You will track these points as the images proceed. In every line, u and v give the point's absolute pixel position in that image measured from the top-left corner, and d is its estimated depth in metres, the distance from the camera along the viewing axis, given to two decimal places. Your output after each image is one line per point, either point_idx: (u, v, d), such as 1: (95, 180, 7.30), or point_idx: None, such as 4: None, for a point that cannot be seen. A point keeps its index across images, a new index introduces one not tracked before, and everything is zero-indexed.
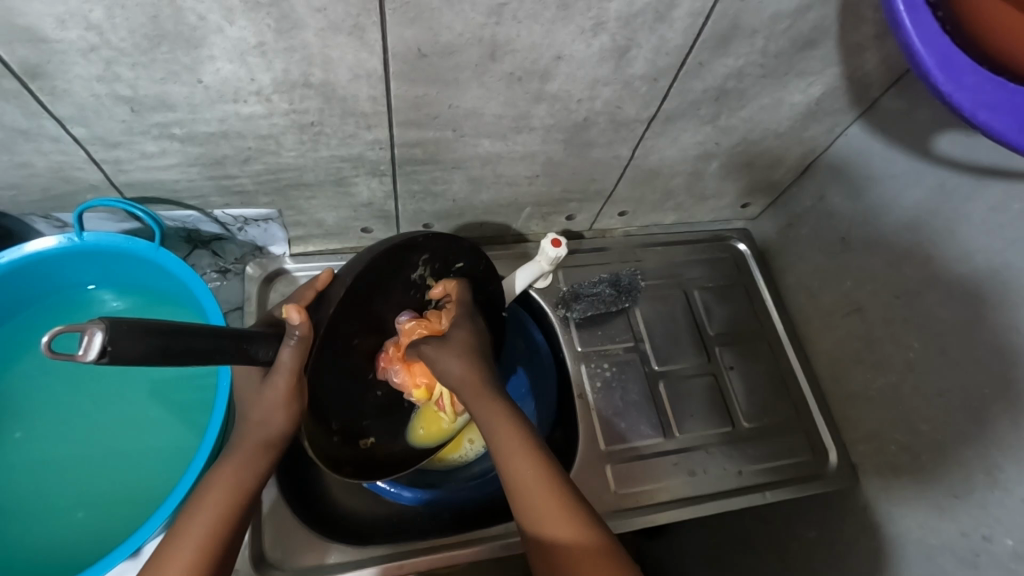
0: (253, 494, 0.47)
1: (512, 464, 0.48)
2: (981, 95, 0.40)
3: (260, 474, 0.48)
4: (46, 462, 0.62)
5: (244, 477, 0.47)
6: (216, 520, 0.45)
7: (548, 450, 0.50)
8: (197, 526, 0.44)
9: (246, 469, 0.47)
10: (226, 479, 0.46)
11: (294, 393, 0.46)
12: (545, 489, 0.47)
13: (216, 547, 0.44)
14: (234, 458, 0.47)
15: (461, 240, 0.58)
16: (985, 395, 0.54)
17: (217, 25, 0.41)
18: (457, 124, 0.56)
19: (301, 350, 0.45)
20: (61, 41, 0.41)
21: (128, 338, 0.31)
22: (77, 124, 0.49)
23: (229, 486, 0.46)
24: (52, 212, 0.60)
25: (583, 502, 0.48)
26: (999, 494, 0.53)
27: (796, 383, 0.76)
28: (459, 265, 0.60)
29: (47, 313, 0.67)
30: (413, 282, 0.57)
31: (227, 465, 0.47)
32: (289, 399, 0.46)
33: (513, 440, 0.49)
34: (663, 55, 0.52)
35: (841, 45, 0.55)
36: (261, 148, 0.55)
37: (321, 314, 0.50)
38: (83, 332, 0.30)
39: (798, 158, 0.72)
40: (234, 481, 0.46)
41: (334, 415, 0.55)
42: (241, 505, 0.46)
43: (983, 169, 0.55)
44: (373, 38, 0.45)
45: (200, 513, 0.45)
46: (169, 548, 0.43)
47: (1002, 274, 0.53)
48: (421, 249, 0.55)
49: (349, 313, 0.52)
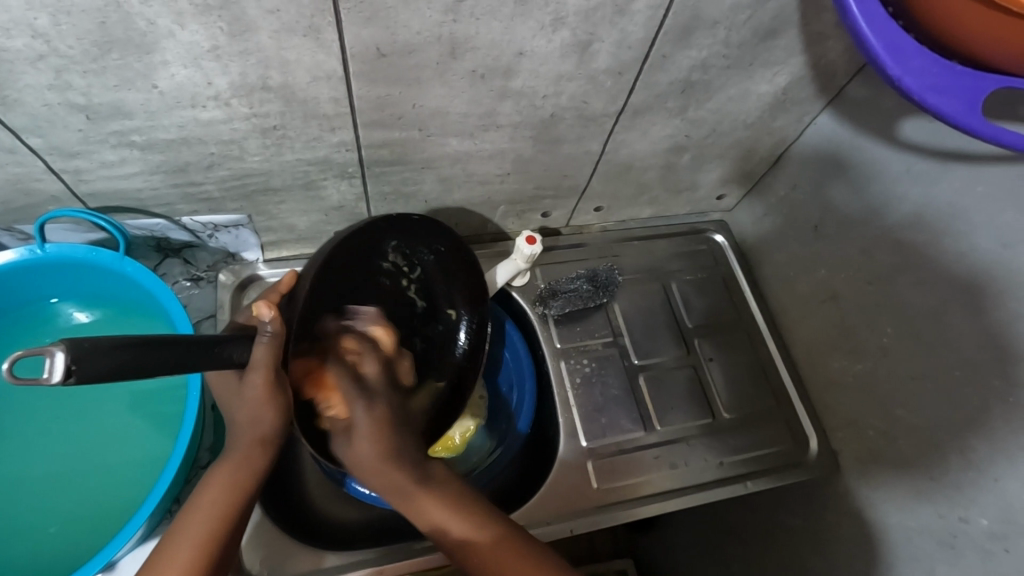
0: (251, 493, 0.46)
1: (459, 536, 0.46)
2: (928, 78, 0.41)
3: (258, 471, 0.46)
4: (14, 478, 0.61)
5: (241, 477, 0.45)
6: (217, 522, 0.44)
7: (480, 504, 0.48)
8: (189, 537, 0.43)
9: (241, 470, 0.45)
10: (220, 485, 0.45)
11: (273, 392, 0.43)
12: (476, 543, 0.46)
13: (211, 560, 0.43)
14: (230, 460, 0.46)
15: (437, 223, 0.63)
16: (957, 377, 0.54)
17: (167, 30, 0.41)
18: (422, 124, 0.56)
19: (276, 348, 0.42)
20: (7, 50, 0.40)
21: (94, 357, 0.30)
22: (32, 135, 0.48)
23: (223, 492, 0.45)
24: (14, 224, 0.59)
25: (530, 544, 0.46)
26: (973, 475, 0.52)
27: (777, 372, 0.76)
28: (439, 248, 0.65)
29: (10, 329, 0.66)
30: (384, 270, 0.62)
31: (221, 468, 0.45)
32: (270, 398, 0.43)
33: (474, 522, 0.47)
34: (625, 49, 0.52)
35: (804, 34, 0.55)
36: (225, 153, 0.54)
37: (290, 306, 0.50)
38: (45, 353, 0.28)
39: (770, 148, 0.73)
40: (228, 480, 0.45)
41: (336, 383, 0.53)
42: (238, 506, 0.45)
43: (947, 153, 0.55)
44: (330, 39, 0.44)
45: (190, 525, 0.43)
46: (164, 550, 0.42)
47: (970, 257, 0.53)
48: (387, 237, 0.61)
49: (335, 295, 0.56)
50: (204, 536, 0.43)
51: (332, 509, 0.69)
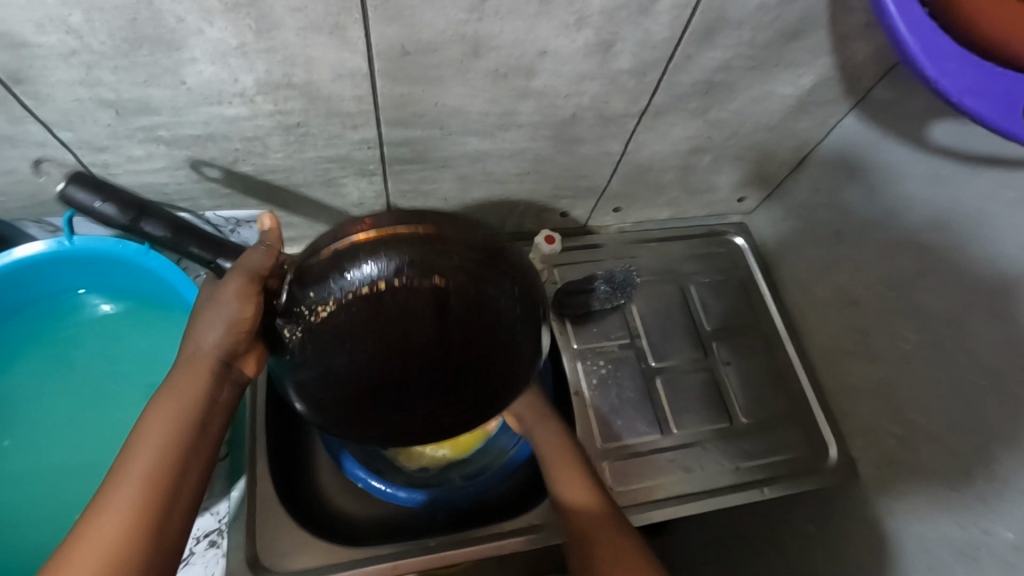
0: (202, 419, 0.42)
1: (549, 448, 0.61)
2: (965, 80, 0.41)
3: (218, 386, 0.44)
4: (37, 468, 0.62)
5: (196, 392, 0.42)
6: (166, 439, 0.39)
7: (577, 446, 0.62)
8: (142, 454, 0.38)
9: (194, 385, 0.43)
10: (171, 405, 0.41)
11: (243, 292, 0.43)
12: (568, 462, 0.59)
13: (167, 478, 0.38)
14: (178, 379, 0.43)
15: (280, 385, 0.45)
16: (982, 387, 0.53)
17: (196, 27, 0.41)
18: (443, 122, 0.56)
19: (268, 254, 0.47)
20: (41, 45, 0.41)
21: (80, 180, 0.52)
22: (63, 129, 0.49)
23: (173, 409, 0.41)
24: (43, 216, 0.60)
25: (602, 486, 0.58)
26: (998, 486, 0.51)
27: (794, 376, 0.75)
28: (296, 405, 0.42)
29: (38, 319, 0.67)
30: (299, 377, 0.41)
31: (171, 387, 0.43)
32: (243, 296, 0.43)
33: (560, 460, 0.60)
34: (648, 49, 0.52)
35: (830, 35, 0.55)
36: (248, 150, 0.55)
37: (303, 325, 0.40)
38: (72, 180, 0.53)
39: (792, 150, 0.72)
40: (189, 393, 0.42)
41: (455, 302, 0.40)
42: (190, 428, 0.41)
43: (975, 156, 0.54)
44: (354, 37, 0.44)
45: (140, 446, 0.39)
46: (115, 475, 0.38)
47: (997, 264, 0.52)
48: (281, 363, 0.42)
49: (331, 399, 0.40)
50: (160, 449, 0.39)
51: (348, 507, 0.70)
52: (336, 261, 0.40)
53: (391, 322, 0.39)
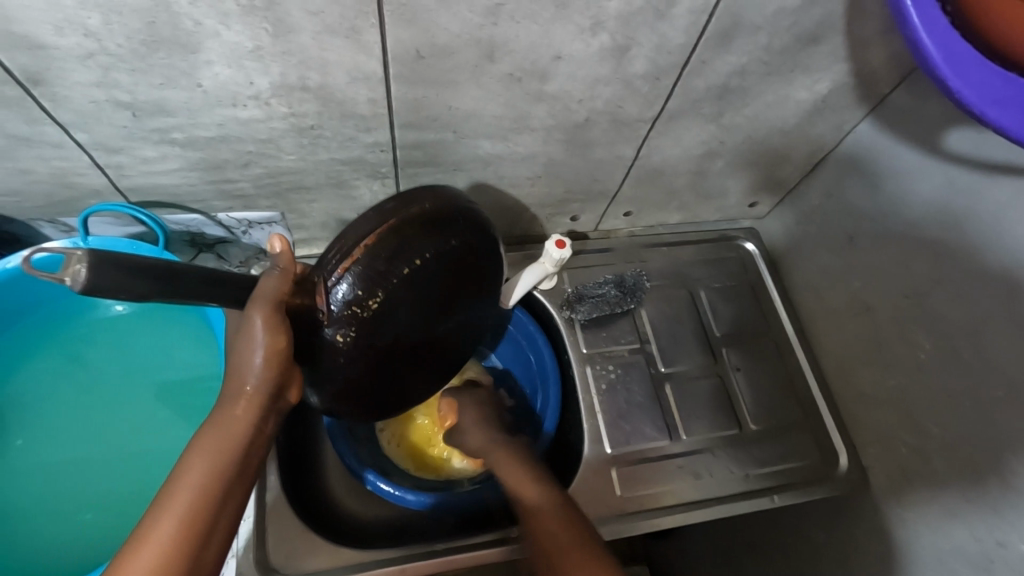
0: (242, 462, 0.40)
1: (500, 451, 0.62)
2: (989, 91, 0.41)
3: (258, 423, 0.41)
4: (48, 466, 0.63)
5: (235, 434, 0.40)
6: (201, 488, 0.37)
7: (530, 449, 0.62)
8: (176, 501, 0.37)
9: (232, 428, 0.40)
10: (210, 446, 0.39)
11: (271, 325, 0.40)
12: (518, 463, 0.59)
13: (199, 528, 0.37)
14: (219, 417, 0.40)
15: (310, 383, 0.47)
16: (999, 398, 0.52)
17: (213, 30, 0.41)
18: (456, 126, 0.56)
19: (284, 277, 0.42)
20: (60, 48, 0.41)
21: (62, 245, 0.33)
22: (79, 130, 0.49)
23: (212, 451, 0.39)
24: (57, 217, 0.60)
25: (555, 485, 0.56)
26: (1014, 498, 0.51)
27: (805, 383, 0.74)
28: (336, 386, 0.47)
29: (48, 320, 0.68)
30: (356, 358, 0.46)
31: (210, 427, 0.40)
32: (270, 329, 0.40)
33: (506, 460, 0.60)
34: (663, 54, 0.52)
35: (847, 41, 0.54)
36: (262, 152, 0.55)
37: (359, 317, 0.44)
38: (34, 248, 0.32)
39: (805, 156, 0.72)
40: (229, 434, 0.40)
41: (462, 250, 0.50)
42: (229, 473, 0.39)
43: (992, 164, 0.53)
44: (370, 40, 0.44)
45: (174, 492, 0.37)
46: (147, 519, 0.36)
47: (1015, 273, 0.51)
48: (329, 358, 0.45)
49: (379, 359, 0.48)
50: (193, 497, 0.37)
51: (355, 508, 0.70)
52: (373, 257, 0.44)
53: (423, 286, 0.48)
